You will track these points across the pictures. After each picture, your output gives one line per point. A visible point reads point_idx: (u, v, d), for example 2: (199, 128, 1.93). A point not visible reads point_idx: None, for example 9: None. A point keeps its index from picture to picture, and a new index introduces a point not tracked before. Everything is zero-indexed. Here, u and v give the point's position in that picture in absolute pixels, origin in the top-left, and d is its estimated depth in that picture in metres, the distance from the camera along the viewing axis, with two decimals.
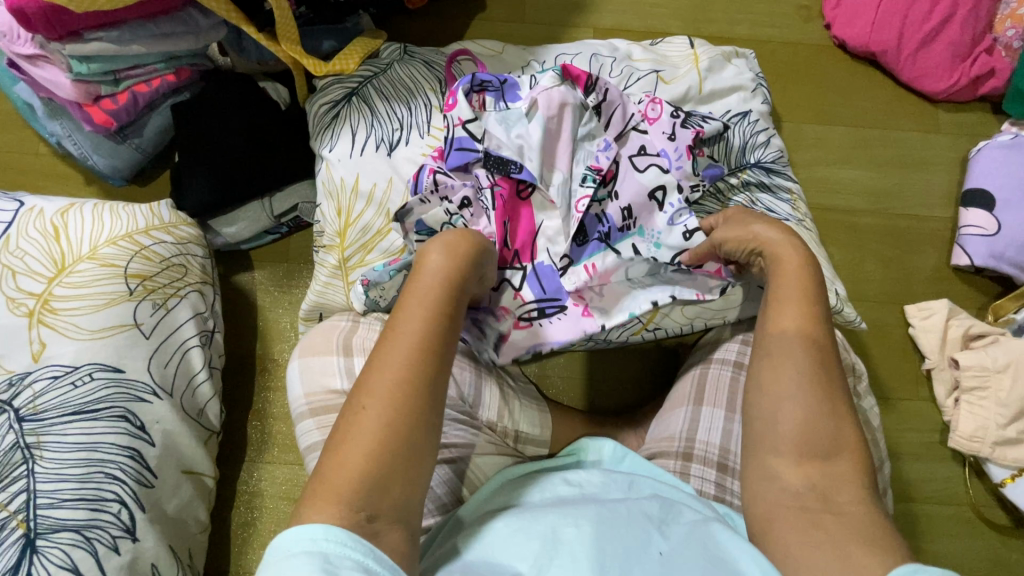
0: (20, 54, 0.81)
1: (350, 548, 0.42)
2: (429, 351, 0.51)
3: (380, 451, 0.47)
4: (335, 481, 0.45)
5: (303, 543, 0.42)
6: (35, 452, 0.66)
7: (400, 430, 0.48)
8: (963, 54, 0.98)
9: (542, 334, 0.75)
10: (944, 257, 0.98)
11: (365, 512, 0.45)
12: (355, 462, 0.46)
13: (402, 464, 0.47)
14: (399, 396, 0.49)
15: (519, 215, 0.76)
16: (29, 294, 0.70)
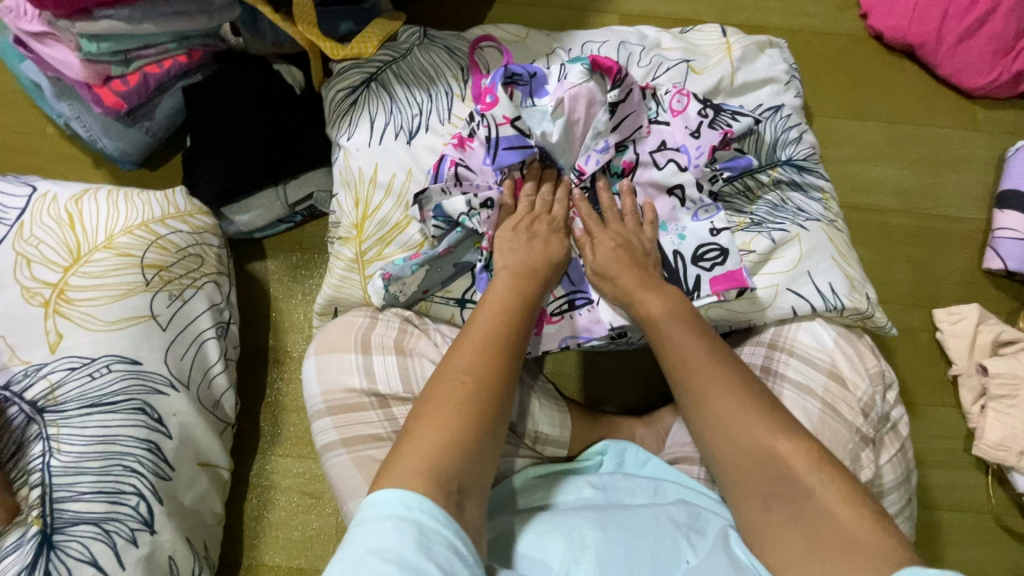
0: (29, 31, 0.78)
1: (439, 522, 0.44)
2: (506, 349, 0.57)
3: (466, 423, 0.51)
4: (427, 449, 0.49)
5: (399, 507, 0.44)
6: (53, 445, 0.65)
7: (486, 407, 0.53)
8: (1006, 48, 0.94)
9: (572, 332, 0.74)
10: (975, 260, 0.95)
11: (455, 484, 0.48)
12: (446, 433, 0.50)
13: (487, 436, 0.52)
14: (481, 379, 0.54)
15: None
16: (43, 283, 0.68)
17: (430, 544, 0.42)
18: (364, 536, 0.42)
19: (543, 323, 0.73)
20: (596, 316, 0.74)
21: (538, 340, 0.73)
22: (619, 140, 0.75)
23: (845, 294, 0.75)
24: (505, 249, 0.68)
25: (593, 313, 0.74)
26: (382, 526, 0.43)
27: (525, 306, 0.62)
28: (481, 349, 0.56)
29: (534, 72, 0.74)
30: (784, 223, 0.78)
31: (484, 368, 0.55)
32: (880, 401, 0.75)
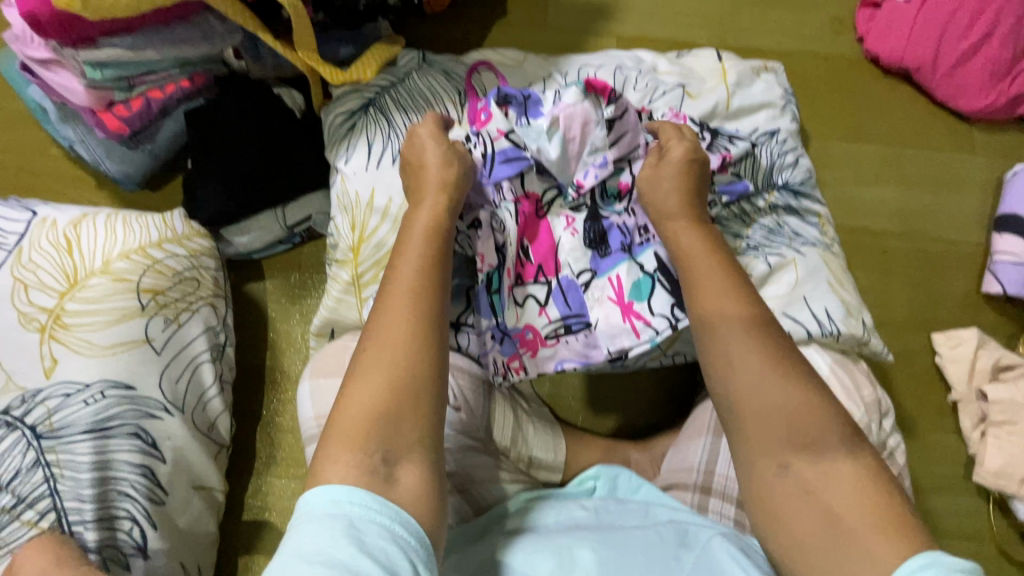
0: (34, 57, 0.79)
1: (369, 504, 0.45)
2: (422, 299, 0.56)
3: (386, 391, 0.51)
4: (347, 427, 0.49)
5: (329, 500, 0.45)
6: (55, 471, 0.65)
7: (404, 366, 0.52)
8: (1003, 72, 0.94)
9: (566, 355, 0.74)
10: (974, 283, 0.95)
11: (380, 455, 0.48)
12: (366, 403, 0.50)
13: (410, 396, 0.51)
14: (400, 342, 0.53)
15: (540, 231, 0.76)
16: (40, 309, 0.69)
17: (360, 534, 0.43)
18: (303, 533, 0.43)
19: (538, 346, 0.74)
20: (592, 341, 0.73)
21: (534, 364, 0.75)
22: (619, 156, 0.75)
23: (840, 320, 0.75)
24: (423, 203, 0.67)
25: (589, 339, 0.73)
26: (315, 522, 0.43)
27: (443, 258, 0.61)
28: (403, 307, 0.56)
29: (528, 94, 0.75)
30: (782, 246, 0.78)
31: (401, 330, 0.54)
32: (876, 429, 0.74)
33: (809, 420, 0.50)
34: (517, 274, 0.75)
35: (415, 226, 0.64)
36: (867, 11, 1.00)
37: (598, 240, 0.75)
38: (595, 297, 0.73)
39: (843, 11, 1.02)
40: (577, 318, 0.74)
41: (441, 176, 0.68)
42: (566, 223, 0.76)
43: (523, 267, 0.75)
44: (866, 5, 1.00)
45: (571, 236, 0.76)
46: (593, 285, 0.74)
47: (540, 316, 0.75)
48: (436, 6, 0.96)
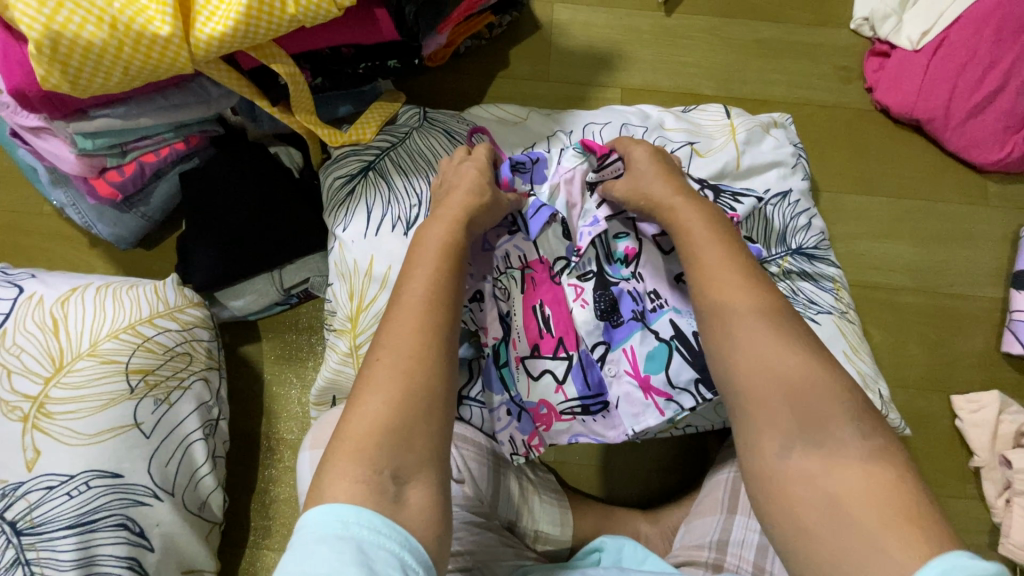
0: (24, 125, 0.77)
1: (379, 533, 0.42)
2: (438, 305, 0.54)
3: (400, 396, 0.48)
4: (358, 436, 0.47)
5: (334, 525, 0.41)
6: (35, 569, 0.62)
7: (420, 379, 0.50)
8: (1017, 125, 0.92)
9: (583, 431, 0.70)
10: (993, 340, 0.92)
11: (388, 470, 0.46)
12: (375, 412, 0.48)
13: (421, 410, 0.49)
14: (416, 348, 0.51)
15: (552, 300, 0.70)
16: (24, 396, 0.65)
17: (371, 560, 0.40)
18: (297, 556, 0.39)
19: (552, 420, 0.70)
20: (612, 420, 0.69)
21: (546, 436, 0.71)
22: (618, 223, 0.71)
23: None
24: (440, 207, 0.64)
25: (608, 420, 0.69)
26: (315, 546, 0.40)
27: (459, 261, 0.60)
28: (420, 311, 0.54)
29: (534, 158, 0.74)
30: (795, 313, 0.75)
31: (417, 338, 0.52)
32: None
33: (828, 412, 0.46)
34: (533, 346, 0.70)
35: (430, 227, 0.62)
36: (876, 60, 0.98)
37: (609, 309, 0.69)
38: (613, 374, 0.68)
39: (851, 60, 1.00)
40: (596, 393, 0.69)
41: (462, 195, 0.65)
42: (575, 295, 0.71)
43: (540, 338, 0.70)
44: (874, 54, 0.98)
45: (581, 309, 0.70)
46: (609, 359, 0.69)
47: (556, 393, 0.69)
48: (438, 59, 0.94)
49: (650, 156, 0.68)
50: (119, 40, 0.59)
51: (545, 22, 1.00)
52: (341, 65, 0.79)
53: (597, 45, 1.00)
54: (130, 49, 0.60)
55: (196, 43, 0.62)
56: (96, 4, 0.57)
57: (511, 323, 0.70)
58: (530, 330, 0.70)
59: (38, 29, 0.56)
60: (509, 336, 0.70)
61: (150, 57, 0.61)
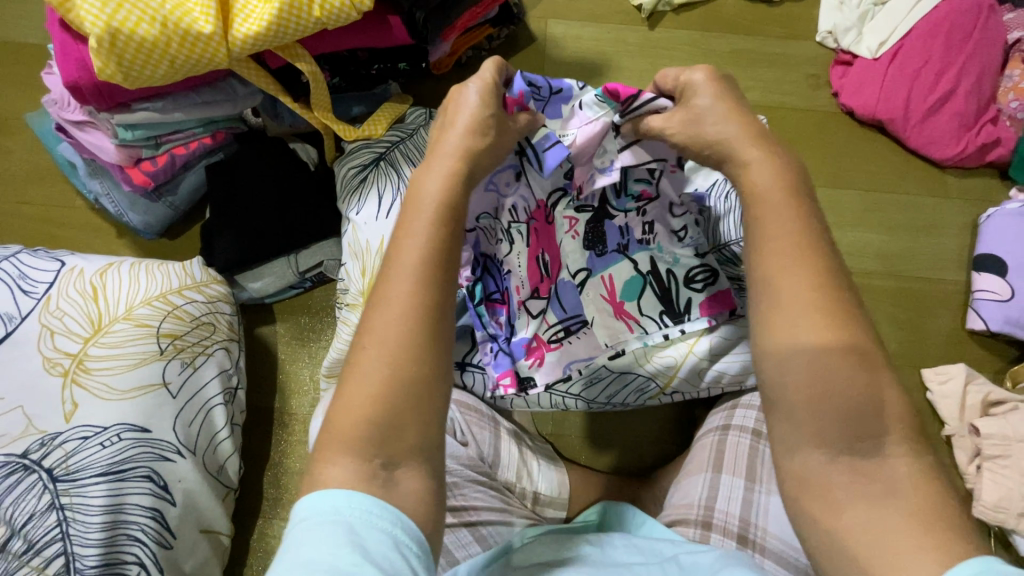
0: (70, 120, 0.86)
1: (374, 514, 0.40)
2: (428, 277, 0.46)
3: (392, 374, 0.43)
4: (342, 419, 0.43)
5: (326, 509, 0.40)
6: (68, 514, 0.66)
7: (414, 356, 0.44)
8: (970, 123, 1.01)
9: (571, 355, 0.75)
10: (958, 320, 0.99)
11: (381, 459, 0.42)
12: (367, 393, 0.43)
13: (410, 396, 0.43)
14: (400, 330, 0.44)
15: (544, 238, 0.72)
16: (64, 354, 0.71)
17: (363, 541, 0.39)
18: (296, 540, 0.39)
19: (543, 352, 0.74)
20: (592, 340, 0.76)
21: (541, 373, 0.74)
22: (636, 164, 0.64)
23: None
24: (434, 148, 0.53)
25: (589, 337, 0.75)
26: (304, 542, 0.39)
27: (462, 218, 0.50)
28: (408, 284, 0.45)
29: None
30: None
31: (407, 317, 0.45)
32: None
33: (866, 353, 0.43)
34: (533, 289, 0.73)
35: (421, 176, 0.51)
36: (840, 68, 1.08)
37: (594, 240, 0.73)
38: (589, 297, 0.75)
39: (819, 69, 1.10)
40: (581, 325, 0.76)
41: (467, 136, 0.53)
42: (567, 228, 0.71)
43: (540, 282, 0.73)
44: (839, 63, 1.08)
45: (572, 239, 0.72)
46: (588, 284, 0.75)
47: (540, 322, 0.75)
48: (442, 67, 1.04)
49: (710, 81, 0.54)
50: (168, 37, 0.68)
51: (539, 35, 1.10)
52: (357, 67, 0.90)
53: (587, 56, 1.10)
54: (176, 46, 0.68)
55: (233, 40, 0.71)
56: (149, 6, 0.66)
57: (511, 272, 0.72)
58: (533, 275, 0.72)
59: (100, 26, 0.65)
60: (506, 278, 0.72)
61: (193, 52, 0.70)
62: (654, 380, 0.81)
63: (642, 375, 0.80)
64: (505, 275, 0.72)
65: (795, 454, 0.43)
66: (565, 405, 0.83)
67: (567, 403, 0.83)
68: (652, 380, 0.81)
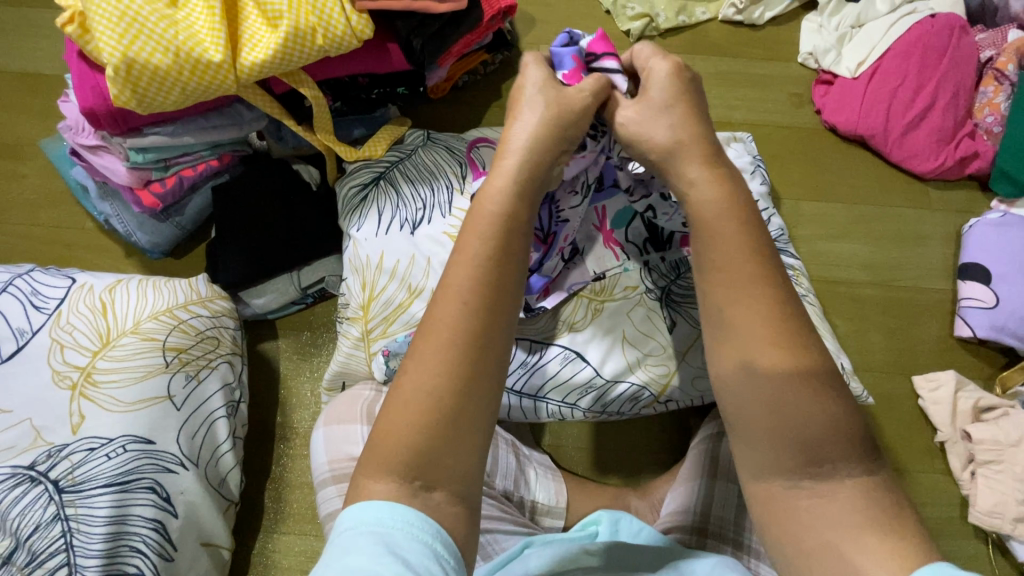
0: (84, 144, 0.90)
1: (414, 525, 0.42)
2: (477, 308, 0.48)
3: (434, 397, 0.45)
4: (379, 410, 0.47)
5: (369, 519, 0.42)
6: (72, 525, 0.68)
7: (461, 371, 0.46)
8: (948, 138, 1.04)
9: (572, 281, 0.81)
10: (947, 327, 1.01)
11: (420, 481, 0.44)
12: (412, 405, 0.45)
13: (449, 408, 0.45)
14: (444, 360, 0.46)
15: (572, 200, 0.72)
16: (73, 367, 0.74)
17: (403, 551, 0.41)
18: (337, 552, 0.41)
19: (551, 288, 0.81)
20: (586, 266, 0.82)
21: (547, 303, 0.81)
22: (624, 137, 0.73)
23: None
24: (506, 147, 0.56)
25: (585, 264, 0.82)
26: (349, 550, 0.40)
27: (516, 250, 0.51)
28: (453, 315, 0.47)
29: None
30: None
31: (452, 345, 0.46)
32: None
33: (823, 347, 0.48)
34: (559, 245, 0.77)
35: (490, 184, 0.53)
36: (822, 87, 1.12)
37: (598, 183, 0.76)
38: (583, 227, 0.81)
39: (801, 88, 1.14)
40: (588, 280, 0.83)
41: (528, 151, 0.55)
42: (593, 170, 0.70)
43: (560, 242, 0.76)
44: (820, 82, 1.13)
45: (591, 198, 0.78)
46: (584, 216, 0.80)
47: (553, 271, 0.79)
48: (439, 91, 1.08)
49: (671, 74, 0.56)
50: (180, 65, 0.72)
51: None
52: (357, 91, 0.94)
53: None
54: (188, 73, 0.72)
55: (241, 68, 0.75)
56: (163, 36, 0.70)
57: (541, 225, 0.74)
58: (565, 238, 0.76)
59: (117, 56, 0.69)
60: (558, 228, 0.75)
61: (203, 79, 0.73)
62: (647, 389, 0.83)
63: (633, 384, 0.82)
64: (559, 222, 0.74)
65: (777, 448, 0.45)
66: (563, 415, 0.85)
67: (564, 413, 0.85)
68: (645, 388, 0.83)
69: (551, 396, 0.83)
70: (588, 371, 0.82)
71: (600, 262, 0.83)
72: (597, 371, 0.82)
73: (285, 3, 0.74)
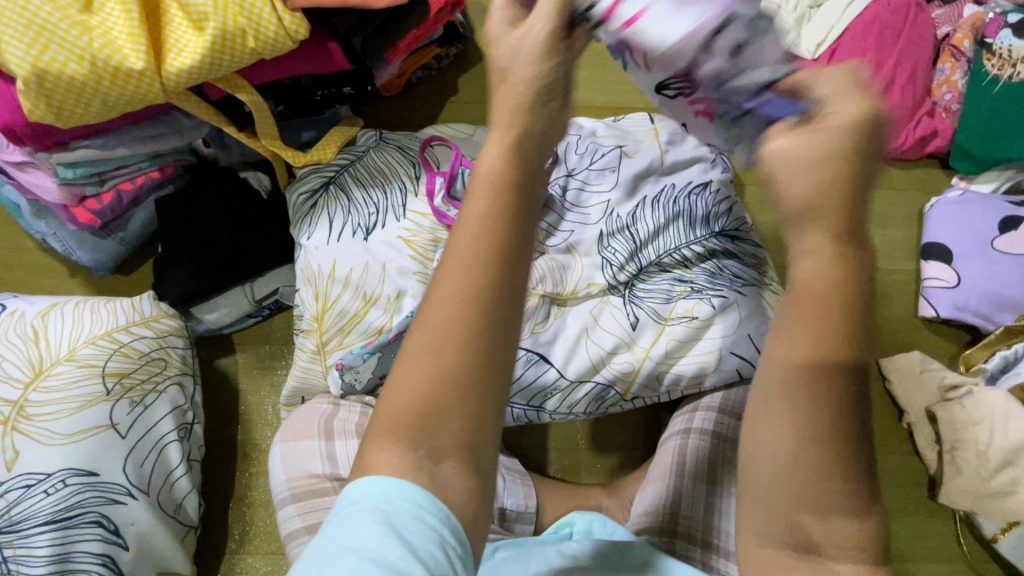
0: (9, 161, 0.85)
1: (418, 508, 0.40)
2: (490, 284, 0.41)
3: (439, 381, 0.40)
4: (390, 409, 0.42)
5: (372, 497, 0.41)
6: (13, 566, 0.65)
7: (465, 358, 0.40)
8: (907, 116, 1.03)
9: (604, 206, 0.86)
10: (912, 308, 1.01)
11: (424, 449, 0.41)
12: (415, 393, 0.41)
13: (456, 392, 0.40)
14: (453, 327, 0.40)
15: None
16: (5, 401, 0.70)
17: (406, 533, 0.39)
18: (341, 528, 0.40)
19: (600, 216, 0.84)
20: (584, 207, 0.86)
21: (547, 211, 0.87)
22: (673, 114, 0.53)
23: None
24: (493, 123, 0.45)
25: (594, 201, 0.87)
26: (351, 530, 0.40)
27: (521, 206, 0.42)
28: (459, 278, 0.41)
29: (460, 167, 0.87)
30: (724, 290, 0.82)
31: (457, 321, 0.40)
32: None
33: None
34: None
35: (484, 155, 0.44)
36: None
37: None
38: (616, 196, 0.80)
39: None
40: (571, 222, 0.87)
41: (523, 117, 0.44)
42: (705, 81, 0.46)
43: None
44: None
45: None
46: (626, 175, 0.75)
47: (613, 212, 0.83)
48: (392, 88, 1.04)
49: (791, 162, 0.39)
50: (98, 75, 0.67)
51: (488, 52, 1.11)
52: (301, 93, 0.90)
53: None
54: (108, 83, 0.68)
55: (167, 75, 0.70)
56: (77, 44, 0.66)
57: None
58: None
59: (27, 68, 0.64)
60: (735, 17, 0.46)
61: (126, 88, 0.69)
62: (614, 387, 0.81)
63: (599, 383, 0.81)
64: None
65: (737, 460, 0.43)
66: (530, 418, 0.84)
67: (529, 416, 0.83)
68: (612, 387, 0.81)
69: (516, 400, 0.82)
70: (552, 372, 0.81)
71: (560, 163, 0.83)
72: (560, 372, 0.81)
73: (210, 4, 0.69)
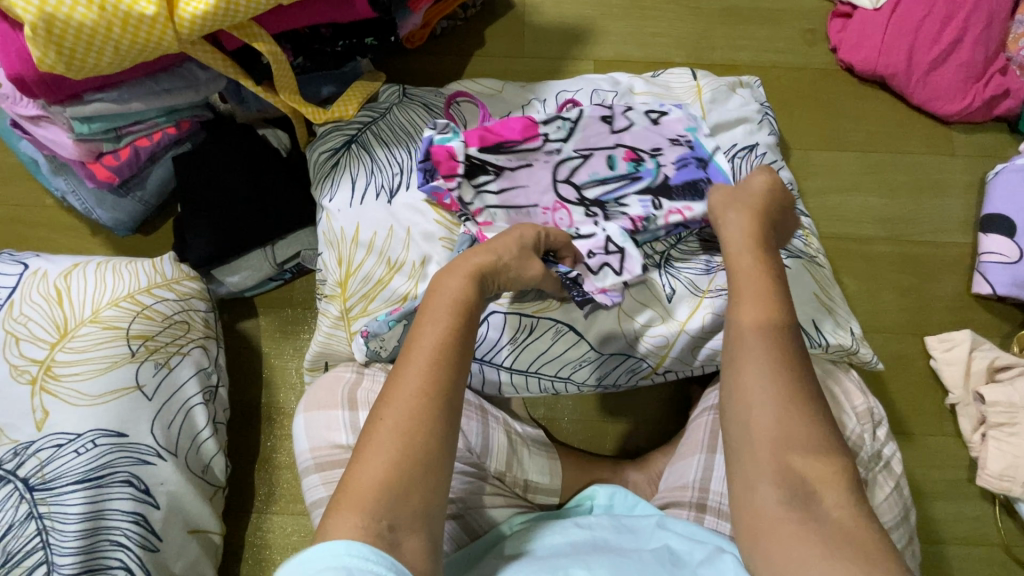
0: (23, 115, 0.82)
1: (373, 562, 0.40)
2: (444, 382, 0.49)
3: (403, 461, 0.46)
4: (360, 487, 0.45)
5: (324, 559, 0.40)
6: (48, 523, 0.66)
7: (420, 444, 0.47)
8: (977, 74, 0.94)
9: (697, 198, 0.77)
10: (964, 284, 0.95)
11: (386, 522, 0.43)
12: (377, 473, 0.45)
13: (419, 474, 0.46)
14: (416, 417, 0.47)
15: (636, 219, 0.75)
16: (31, 360, 0.70)
17: None
18: None
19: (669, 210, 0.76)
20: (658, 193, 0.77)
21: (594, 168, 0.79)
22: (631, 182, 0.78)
23: (829, 330, 0.75)
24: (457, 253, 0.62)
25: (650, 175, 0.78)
26: None
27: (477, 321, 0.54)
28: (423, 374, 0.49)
29: (506, 138, 0.79)
30: None
31: (421, 417, 0.47)
32: (870, 438, 0.74)
33: None
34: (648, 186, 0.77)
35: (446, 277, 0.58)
36: (839, 21, 1.01)
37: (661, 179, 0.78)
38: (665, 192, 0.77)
39: (815, 23, 1.04)
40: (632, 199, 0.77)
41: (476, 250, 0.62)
42: (564, 216, 0.77)
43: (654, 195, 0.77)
44: (837, 16, 1.02)
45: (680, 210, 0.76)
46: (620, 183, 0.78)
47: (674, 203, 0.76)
48: (416, 40, 0.98)
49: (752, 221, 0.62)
50: (108, 21, 0.63)
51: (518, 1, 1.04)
52: (321, 44, 0.84)
53: (570, 20, 1.03)
54: (119, 30, 0.64)
55: (180, 21, 0.66)
56: None
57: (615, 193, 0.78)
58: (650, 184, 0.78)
59: (33, 12, 0.60)
60: (621, 175, 0.78)
61: (137, 37, 0.65)
62: (646, 360, 0.78)
63: (631, 356, 0.78)
64: (656, 153, 0.79)
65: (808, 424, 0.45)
66: (557, 390, 0.80)
67: (557, 388, 0.80)
68: (643, 360, 0.78)
69: (544, 370, 0.79)
70: (582, 345, 0.78)
71: (561, 166, 0.79)
72: (591, 344, 0.77)
73: None
